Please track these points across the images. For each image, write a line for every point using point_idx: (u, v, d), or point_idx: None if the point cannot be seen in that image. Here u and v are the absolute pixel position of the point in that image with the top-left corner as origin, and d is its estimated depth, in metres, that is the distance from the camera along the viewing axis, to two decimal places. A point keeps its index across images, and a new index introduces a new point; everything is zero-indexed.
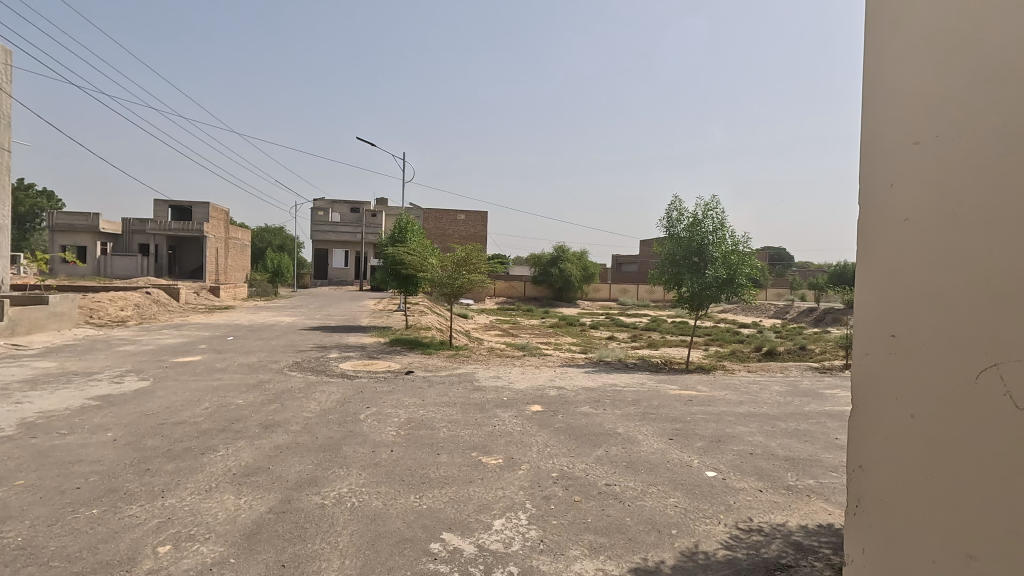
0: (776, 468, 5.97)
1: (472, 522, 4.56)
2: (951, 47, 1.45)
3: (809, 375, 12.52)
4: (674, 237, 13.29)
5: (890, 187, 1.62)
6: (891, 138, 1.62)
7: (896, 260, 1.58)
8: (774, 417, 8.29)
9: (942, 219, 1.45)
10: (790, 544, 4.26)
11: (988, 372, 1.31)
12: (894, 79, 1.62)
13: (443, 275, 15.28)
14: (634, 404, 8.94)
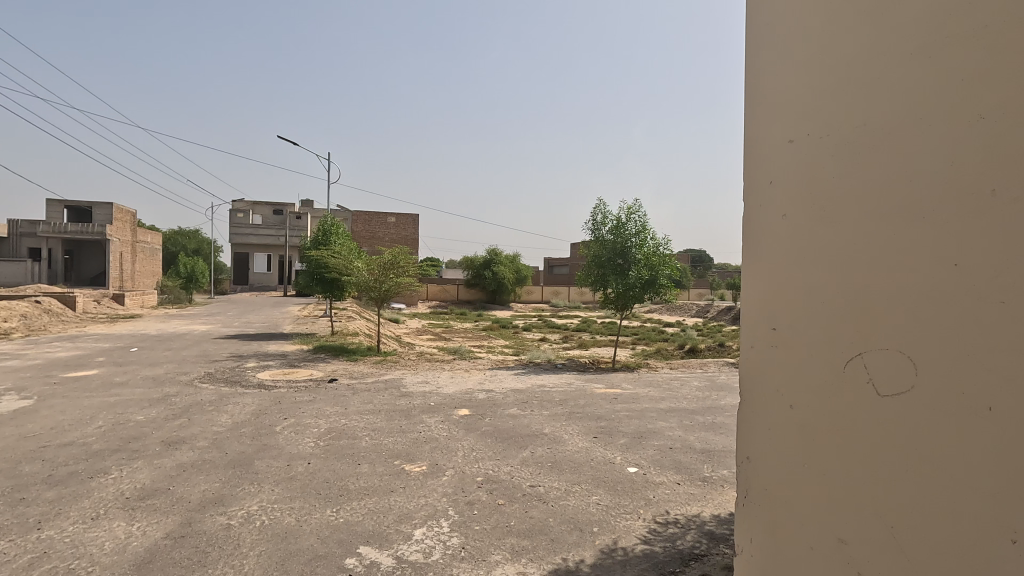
0: (693, 461, 6.21)
1: (391, 533, 4.39)
2: (816, 53, 1.52)
3: (726, 370, 13.19)
4: (599, 239, 13.61)
5: (772, 184, 1.66)
6: (771, 136, 1.68)
7: (777, 255, 1.62)
8: (692, 411, 8.65)
9: (815, 211, 1.50)
10: (703, 534, 4.41)
11: (854, 362, 1.36)
12: (769, 82, 1.69)
13: (370, 278, 14.82)
14: (561, 404, 9.03)
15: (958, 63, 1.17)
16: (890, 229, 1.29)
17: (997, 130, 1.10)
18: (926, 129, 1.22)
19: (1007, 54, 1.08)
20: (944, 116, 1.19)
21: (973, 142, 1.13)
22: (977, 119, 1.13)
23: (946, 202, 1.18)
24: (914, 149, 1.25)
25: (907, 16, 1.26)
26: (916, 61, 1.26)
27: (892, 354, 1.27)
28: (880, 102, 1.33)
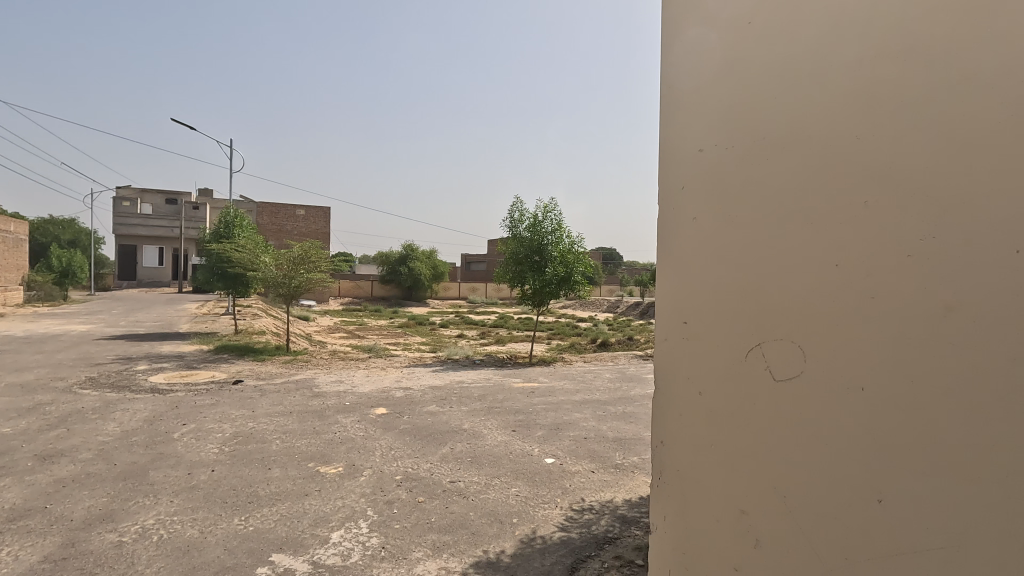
0: (606, 449, 6.51)
1: (306, 538, 4.23)
2: (722, 69, 1.64)
3: (635, 362, 13.92)
4: (516, 236, 13.81)
5: (683, 189, 1.76)
6: (679, 143, 1.78)
7: (690, 255, 1.73)
8: (605, 402, 9.05)
9: (720, 215, 1.63)
10: (616, 518, 4.65)
11: (754, 351, 1.51)
12: (676, 91, 1.78)
13: (278, 273, 14.04)
14: (479, 400, 9.09)
15: (847, 91, 1.35)
16: (790, 233, 1.44)
17: (877, 150, 1.29)
18: (818, 146, 1.39)
19: (886, 89, 1.28)
20: (834, 138, 1.36)
21: (858, 160, 1.32)
22: (860, 139, 1.32)
23: (832, 209, 1.36)
24: (807, 163, 1.41)
25: (805, 46, 1.43)
26: (812, 87, 1.42)
27: (786, 343, 1.43)
28: (781, 119, 1.48)
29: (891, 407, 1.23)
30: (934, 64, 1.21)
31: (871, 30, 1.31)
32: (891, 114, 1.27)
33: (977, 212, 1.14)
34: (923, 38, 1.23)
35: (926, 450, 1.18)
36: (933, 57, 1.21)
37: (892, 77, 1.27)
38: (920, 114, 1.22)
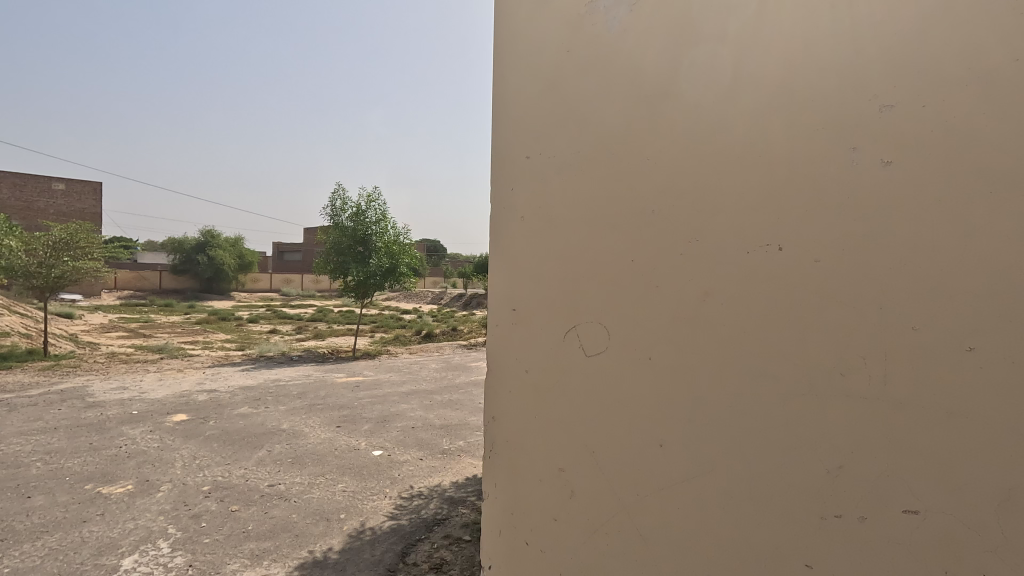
0: (433, 436, 6.69)
1: (87, 571, 3.63)
2: (546, 86, 1.69)
3: (460, 352, 14.38)
4: (338, 226, 13.20)
5: (512, 190, 1.81)
6: (507, 148, 1.81)
7: (518, 251, 1.79)
8: (431, 392, 9.23)
9: (545, 217, 1.71)
10: (444, 500, 4.85)
11: (570, 333, 1.65)
12: (508, 94, 1.79)
13: (30, 261, 11.43)
14: (299, 398, 8.58)
15: (642, 119, 1.47)
16: (600, 236, 1.57)
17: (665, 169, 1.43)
18: (620, 165, 1.52)
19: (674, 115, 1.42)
20: (636, 154, 1.49)
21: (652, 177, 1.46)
22: (649, 162, 1.46)
23: (630, 220, 1.50)
24: (611, 178, 1.54)
25: (613, 69, 1.52)
26: (618, 107, 1.52)
27: (596, 326, 1.58)
28: (593, 133, 1.58)
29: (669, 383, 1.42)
30: (705, 102, 1.37)
31: (663, 65, 1.43)
32: (674, 139, 1.42)
33: (730, 224, 1.32)
34: (699, 74, 1.38)
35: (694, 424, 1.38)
36: (704, 93, 1.37)
37: (675, 109, 1.41)
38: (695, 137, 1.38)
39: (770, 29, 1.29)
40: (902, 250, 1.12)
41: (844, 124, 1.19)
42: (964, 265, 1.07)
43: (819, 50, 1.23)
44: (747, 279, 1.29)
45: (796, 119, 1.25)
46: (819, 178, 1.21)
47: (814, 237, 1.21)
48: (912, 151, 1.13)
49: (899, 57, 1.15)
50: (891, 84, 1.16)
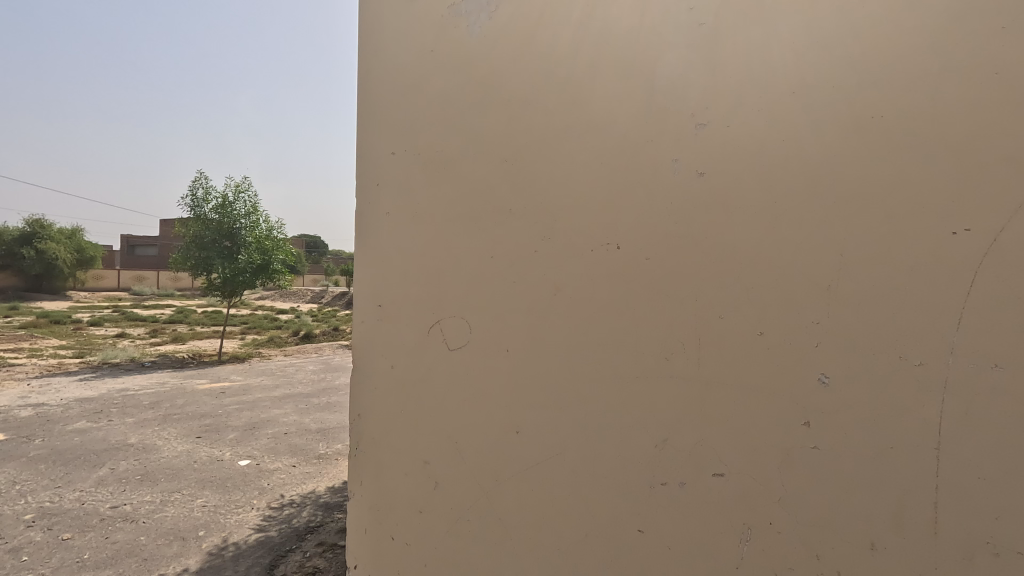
0: (308, 441, 6.37)
1: None
2: (412, 83, 1.70)
3: (340, 352, 13.81)
4: (200, 218, 12.03)
5: (378, 184, 1.77)
6: (371, 144, 1.78)
7: (384, 246, 1.76)
8: (307, 395, 8.77)
9: (409, 214, 1.71)
10: (319, 506, 4.65)
11: (434, 327, 1.67)
12: (375, 87, 1.76)
13: None
14: (151, 408, 7.71)
15: (501, 122, 1.54)
16: (465, 232, 1.61)
17: (523, 170, 1.51)
18: (482, 164, 1.58)
19: (528, 119, 1.50)
20: (497, 155, 1.55)
21: (511, 176, 1.53)
22: (507, 162, 1.54)
23: (490, 217, 1.57)
24: (473, 177, 1.59)
25: (477, 71, 1.58)
26: (482, 109, 1.57)
27: (459, 319, 1.63)
28: (458, 132, 1.62)
29: (525, 372, 1.51)
30: (558, 108, 1.45)
31: (521, 72, 1.51)
32: (529, 144, 1.50)
33: (577, 223, 1.43)
34: (549, 84, 1.46)
35: (546, 408, 1.47)
36: (557, 100, 1.45)
37: (530, 114, 1.49)
38: (547, 141, 1.47)
39: (607, 41, 1.38)
40: (710, 249, 1.26)
41: (665, 135, 1.31)
42: (760, 262, 1.21)
43: (645, 65, 1.33)
44: (590, 276, 1.41)
45: (627, 129, 1.36)
46: (647, 184, 1.33)
47: (644, 236, 1.34)
48: (718, 163, 1.25)
49: (706, 76, 1.26)
50: (701, 101, 1.27)
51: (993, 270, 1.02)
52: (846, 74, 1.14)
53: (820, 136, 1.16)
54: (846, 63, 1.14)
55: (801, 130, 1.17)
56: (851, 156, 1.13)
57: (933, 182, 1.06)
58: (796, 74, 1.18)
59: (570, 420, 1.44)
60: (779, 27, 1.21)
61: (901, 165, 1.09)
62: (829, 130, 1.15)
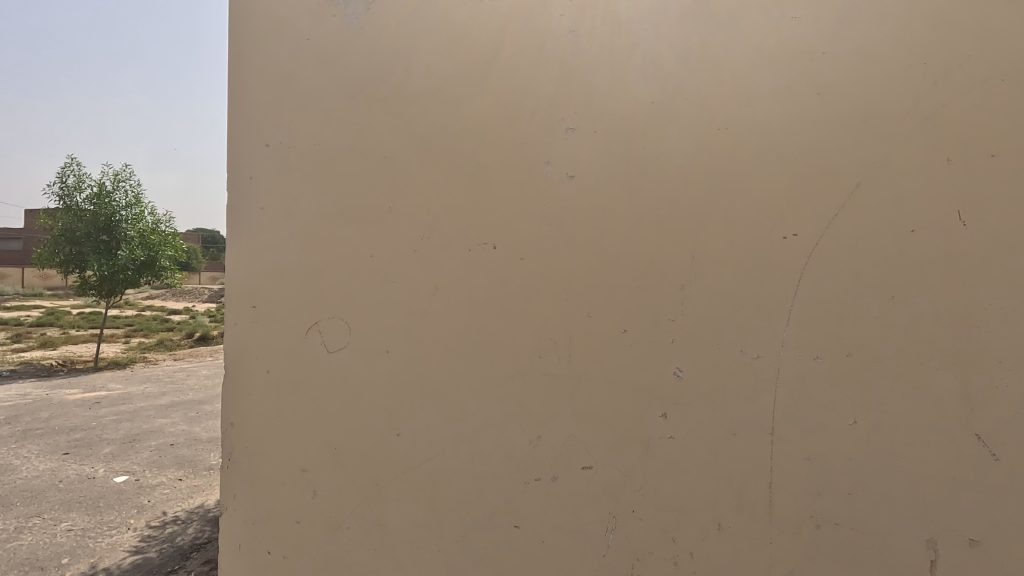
0: (198, 452, 5.90)
1: None
2: (288, 72, 1.60)
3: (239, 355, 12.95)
4: (71, 209, 10.76)
5: (251, 177, 1.65)
6: (238, 134, 1.65)
7: (257, 244, 1.64)
8: (199, 402, 8.13)
9: (286, 209, 1.61)
10: (207, 521, 4.32)
11: (312, 330, 1.60)
12: (247, 74, 1.64)
13: None
14: (7, 423, 6.80)
15: (381, 118, 1.50)
16: (344, 231, 1.55)
17: (404, 169, 1.48)
18: (362, 160, 1.53)
19: (409, 118, 1.47)
20: (379, 152, 1.51)
21: (392, 175, 1.49)
22: (388, 160, 1.50)
23: (371, 215, 1.52)
24: (354, 173, 1.54)
25: (356, 65, 1.52)
26: (362, 105, 1.52)
27: (338, 321, 1.57)
28: (338, 126, 1.55)
29: (405, 374, 1.48)
30: (439, 108, 1.44)
31: (401, 69, 1.47)
32: (410, 143, 1.47)
33: (457, 223, 1.42)
34: (429, 83, 1.44)
35: (426, 409, 1.46)
36: (438, 99, 1.44)
37: (411, 113, 1.46)
38: (428, 141, 1.45)
39: (485, 43, 1.38)
40: (579, 249, 1.30)
41: (538, 138, 1.33)
42: (626, 264, 1.26)
43: (521, 67, 1.34)
44: (469, 276, 1.41)
45: (504, 130, 1.37)
46: (521, 185, 1.35)
47: (520, 237, 1.36)
48: (587, 168, 1.29)
49: (576, 82, 1.29)
50: (572, 106, 1.30)
51: (816, 272, 1.11)
52: (694, 87, 1.20)
53: (677, 145, 1.21)
54: (698, 75, 1.19)
55: (657, 139, 1.22)
56: (701, 166, 1.19)
57: (773, 192, 1.14)
58: (653, 85, 1.23)
59: (450, 422, 1.43)
60: (641, 35, 1.24)
61: (742, 175, 1.16)
62: (685, 139, 1.20)
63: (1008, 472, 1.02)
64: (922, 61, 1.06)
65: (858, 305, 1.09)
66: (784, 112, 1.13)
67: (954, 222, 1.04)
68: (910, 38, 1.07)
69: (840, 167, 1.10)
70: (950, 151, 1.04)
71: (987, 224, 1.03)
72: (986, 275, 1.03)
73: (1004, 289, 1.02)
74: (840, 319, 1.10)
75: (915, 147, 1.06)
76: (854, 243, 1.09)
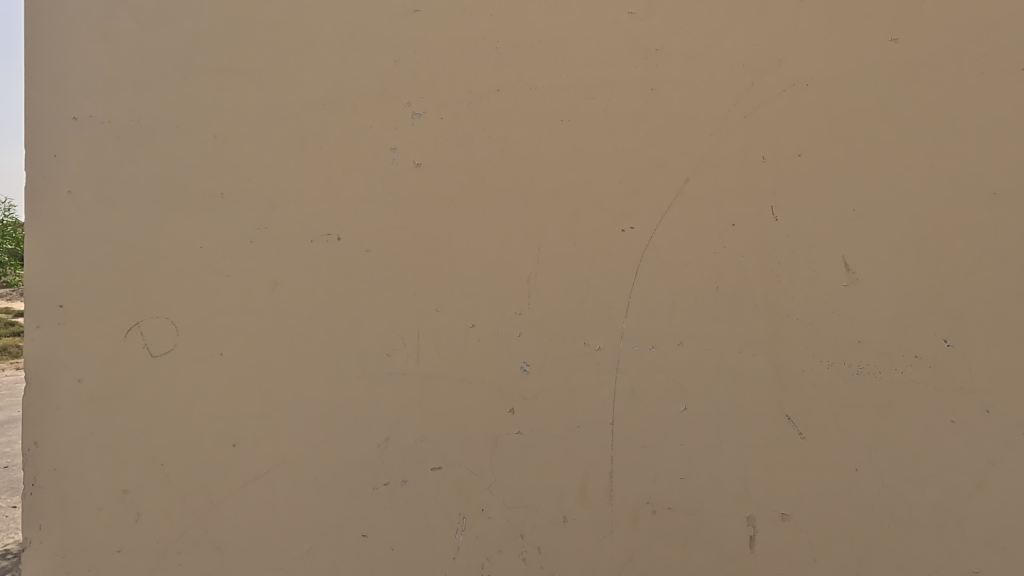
0: None
1: None
2: (101, 34, 1.37)
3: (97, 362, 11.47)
4: None
5: (54, 155, 1.38)
6: (26, 102, 1.37)
7: (62, 233, 1.38)
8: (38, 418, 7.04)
9: (95, 193, 1.37)
10: None
11: (132, 332, 1.37)
12: (46, 30, 1.37)
13: None
14: None
15: (212, 94, 1.34)
16: (170, 219, 1.36)
17: (241, 152, 1.33)
18: (188, 140, 1.35)
19: (246, 95, 1.33)
20: (211, 131, 1.34)
21: (226, 157, 1.34)
22: (221, 141, 1.34)
23: (198, 203, 1.35)
24: (178, 155, 1.36)
25: (184, 33, 1.35)
26: (192, 78, 1.35)
27: (162, 321, 1.36)
28: (161, 101, 1.36)
29: (243, 378, 1.34)
30: (280, 87, 1.31)
31: (237, 41, 1.33)
32: (248, 124, 1.33)
33: (298, 212, 1.31)
34: (268, 58, 1.32)
35: (266, 417, 1.33)
36: (279, 77, 1.31)
37: (249, 91, 1.33)
38: (268, 123, 1.32)
39: (331, 19, 1.28)
40: (425, 241, 1.24)
41: (383, 124, 1.26)
42: (476, 257, 1.21)
43: (368, 48, 1.26)
44: (311, 269, 1.30)
45: (350, 113, 1.28)
46: (365, 173, 1.27)
47: (364, 228, 1.27)
48: (432, 157, 1.23)
49: (423, 66, 1.23)
50: (420, 90, 1.24)
51: (650, 265, 1.13)
52: (536, 78, 1.18)
53: (523, 135, 1.19)
54: (542, 64, 1.18)
55: (503, 129, 1.20)
56: (544, 158, 1.18)
57: (613, 184, 1.15)
58: (499, 75, 1.20)
59: (294, 428, 1.31)
60: (486, 18, 1.20)
61: (582, 168, 1.16)
62: (531, 129, 1.18)
63: (814, 451, 1.07)
64: (740, 63, 1.10)
65: (687, 296, 1.12)
66: (619, 107, 1.14)
67: (768, 217, 1.09)
68: (730, 40, 1.10)
69: (670, 163, 1.13)
70: (764, 151, 1.09)
71: (797, 219, 1.08)
72: (795, 266, 1.08)
73: (809, 277, 1.07)
74: (673, 309, 1.13)
75: (734, 145, 1.10)
76: (682, 236, 1.12)
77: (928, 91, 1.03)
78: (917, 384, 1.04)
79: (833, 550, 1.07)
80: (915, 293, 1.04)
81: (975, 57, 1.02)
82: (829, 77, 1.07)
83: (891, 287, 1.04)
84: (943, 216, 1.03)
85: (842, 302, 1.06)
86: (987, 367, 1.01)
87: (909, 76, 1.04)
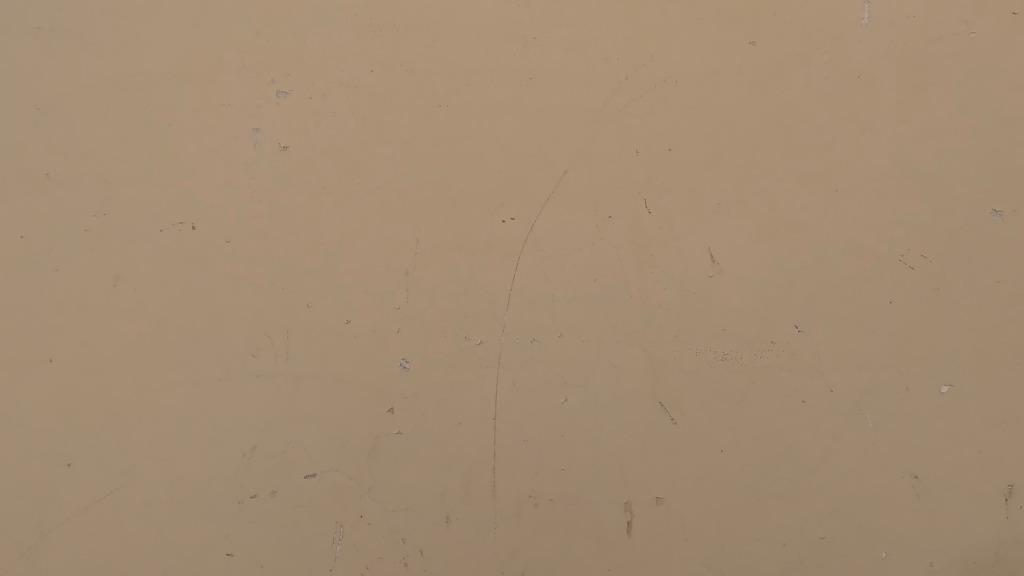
0: None
1: None
2: None
3: None
4: None
5: None
6: None
7: None
8: None
9: None
10: None
11: None
12: None
13: None
14: None
15: (33, 59, 1.15)
16: None
17: (71, 128, 1.15)
18: (3, 113, 1.15)
19: (77, 63, 1.15)
20: (32, 102, 1.15)
21: (52, 133, 1.15)
22: (45, 114, 1.15)
23: (19, 184, 1.15)
24: None
25: None
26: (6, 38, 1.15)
27: None
28: None
29: (77, 389, 1.16)
30: (119, 55, 1.15)
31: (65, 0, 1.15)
32: (80, 96, 1.15)
33: (143, 198, 1.16)
34: (104, 22, 1.15)
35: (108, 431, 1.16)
36: (118, 44, 1.15)
37: (80, 58, 1.15)
38: (105, 96, 1.15)
39: None
40: (295, 231, 1.14)
41: (244, 102, 1.14)
42: (350, 248, 1.14)
43: (226, 17, 1.14)
44: (163, 262, 1.16)
45: (205, 89, 1.15)
46: (225, 155, 1.15)
47: (224, 217, 1.15)
48: (302, 140, 1.14)
49: (289, 42, 1.13)
50: (285, 67, 1.14)
51: (530, 256, 1.12)
52: (413, 60, 1.12)
53: (399, 121, 1.13)
54: (419, 46, 1.12)
55: (378, 113, 1.13)
56: (422, 145, 1.13)
57: (493, 175, 1.12)
58: (374, 56, 1.13)
59: (142, 442, 1.16)
60: None
61: (460, 157, 1.12)
62: (408, 114, 1.13)
63: (685, 435, 1.12)
64: (614, 56, 1.11)
65: (567, 288, 1.12)
66: (498, 95, 1.12)
67: (642, 210, 1.11)
68: (605, 33, 1.11)
69: (549, 153, 1.12)
70: (638, 144, 1.11)
71: (669, 212, 1.11)
72: (667, 258, 1.11)
73: (679, 268, 1.11)
74: (553, 301, 1.12)
75: (611, 138, 1.11)
76: (561, 227, 1.12)
77: (781, 94, 1.10)
78: (773, 367, 1.11)
79: (703, 529, 1.12)
80: (771, 282, 1.11)
81: (820, 63, 1.09)
82: (696, 76, 1.11)
83: (750, 277, 1.11)
84: (794, 211, 1.10)
85: (708, 292, 1.11)
86: (832, 350, 1.10)
87: (765, 78, 1.10)
